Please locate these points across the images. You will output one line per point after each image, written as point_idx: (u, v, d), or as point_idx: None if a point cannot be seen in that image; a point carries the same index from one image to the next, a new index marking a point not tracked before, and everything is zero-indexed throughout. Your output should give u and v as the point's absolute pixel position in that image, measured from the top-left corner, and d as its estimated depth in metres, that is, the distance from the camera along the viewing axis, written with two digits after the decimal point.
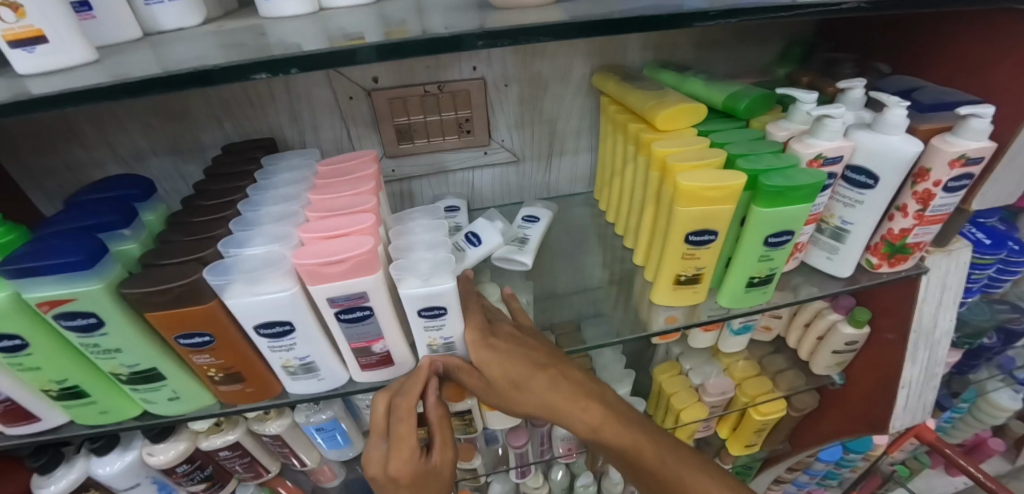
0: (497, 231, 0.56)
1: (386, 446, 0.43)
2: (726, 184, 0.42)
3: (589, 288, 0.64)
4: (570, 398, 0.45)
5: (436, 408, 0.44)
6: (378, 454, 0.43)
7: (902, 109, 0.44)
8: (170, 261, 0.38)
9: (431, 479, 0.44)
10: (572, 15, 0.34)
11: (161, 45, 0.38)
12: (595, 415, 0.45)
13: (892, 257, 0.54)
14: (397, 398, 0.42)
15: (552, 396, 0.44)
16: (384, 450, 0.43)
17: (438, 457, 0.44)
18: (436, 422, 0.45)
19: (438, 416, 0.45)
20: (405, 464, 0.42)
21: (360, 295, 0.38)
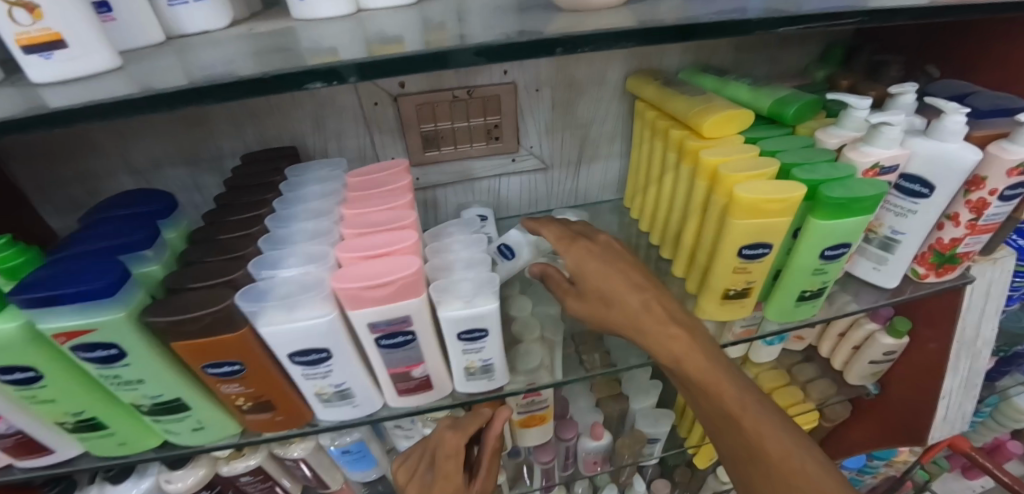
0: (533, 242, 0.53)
1: (431, 478, 0.46)
2: (787, 196, 0.39)
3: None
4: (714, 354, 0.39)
5: (492, 442, 0.47)
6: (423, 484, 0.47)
7: (962, 116, 0.42)
8: (198, 285, 0.35)
9: None
10: (638, 20, 0.32)
11: (188, 51, 0.35)
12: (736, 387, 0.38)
13: (940, 267, 0.52)
14: (447, 434, 0.47)
15: (692, 343, 0.39)
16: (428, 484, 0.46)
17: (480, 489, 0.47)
18: (488, 454, 0.48)
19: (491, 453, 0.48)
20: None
21: (403, 320, 0.35)
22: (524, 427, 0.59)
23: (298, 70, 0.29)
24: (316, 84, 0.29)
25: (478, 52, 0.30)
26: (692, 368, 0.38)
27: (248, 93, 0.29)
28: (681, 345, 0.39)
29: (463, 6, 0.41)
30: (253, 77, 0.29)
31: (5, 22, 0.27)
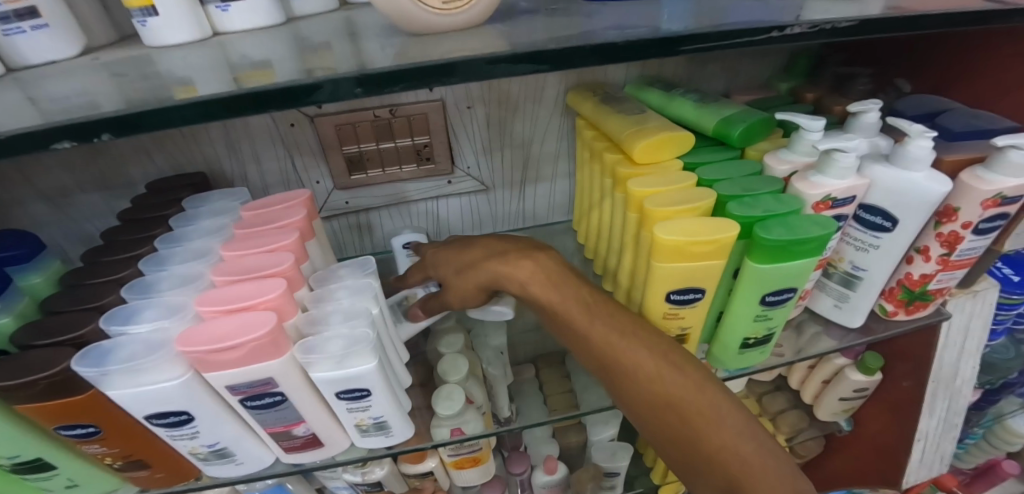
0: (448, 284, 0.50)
1: None
2: (715, 238, 0.35)
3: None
4: (652, 343, 0.35)
5: None
6: None
7: (927, 141, 0.36)
8: (41, 342, 0.32)
9: None
10: (518, 43, 0.27)
11: (29, 82, 0.31)
12: (684, 375, 0.34)
13: (910, 304, 0.47)
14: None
15: (630, 332, 0.35)
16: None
17: None
18: None
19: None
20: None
21: (265, 382, 0.32)
22: (459, 468, 0.56)
23: (38, 128, 0.23)
24: (62, 142, 0.23)
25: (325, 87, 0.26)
26: (633, 362, 0.34)
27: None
28: (617, 336, 0.35)
29: (355, 23, 0.36)
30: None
31: None
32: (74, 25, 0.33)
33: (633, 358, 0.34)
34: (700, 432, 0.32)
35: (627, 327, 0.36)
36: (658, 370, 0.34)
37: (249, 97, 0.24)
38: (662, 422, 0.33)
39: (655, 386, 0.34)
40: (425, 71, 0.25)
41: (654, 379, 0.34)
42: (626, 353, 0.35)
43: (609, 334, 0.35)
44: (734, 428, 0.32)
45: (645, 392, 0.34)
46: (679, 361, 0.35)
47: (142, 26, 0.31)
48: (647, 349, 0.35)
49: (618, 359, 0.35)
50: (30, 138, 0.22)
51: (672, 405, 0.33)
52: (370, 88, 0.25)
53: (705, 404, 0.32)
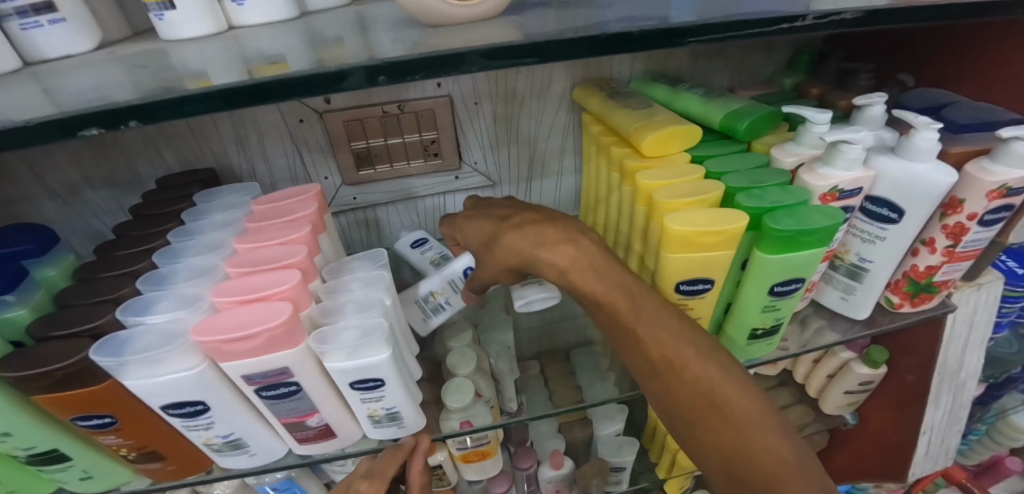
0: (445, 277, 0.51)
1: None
2: (724, 229, 0.35)
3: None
4: (695, 338, 0.34)
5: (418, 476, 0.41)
6: None
7: (933, 132, 0.37)
8: (59, 333, 0.32)
9: None
10: (532, 33, 0.27)
11: (45, 76, 0.32)
12: (727, 373, 0.33)
13: (915, 296, 0.47)
14: (361, 483, 0.40)
15: (674, 327, 0.34)
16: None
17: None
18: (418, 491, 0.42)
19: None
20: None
21: (280, 372, 0.32)
22: (467, 462, 0.56)
23: (66, 115, 0.23)
24: (89, 129, 0.24)
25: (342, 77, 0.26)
26: (677, 356, 0.33)
27: (19, 144, 0.24)
28: (661, 330, 0.34)
29: (366, 18, 0.36)
30: (13, 125, 0.23)
31: None
32: (92, 22, 0.34)
33: (676, 354, 0.33)
34: (736, 432, 0.31)
35: (669, 321, 0.34)
36: (700, 368, 0.33)
37: (270, 85, 0.25)
38: (696, 418, 0.32)
39: (695, 382, 0.33)
40: (441, 61, 0.26)
41: (695, 375, 0.33)
42: (669, 347, 0.33)
43: (652, 326, 0.34)
44: (770, 429, 0.31)
45: (685, 386, 0.33)
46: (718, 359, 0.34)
47: (159, 20, 0.32)
48: (692, 345, 0.33)
49: (660, 352, 0.33)
50: (59, 125, 0.23)
51: (712, 401, 0.32)
52: (388, 77, 0.26)
53: (744, 404, 0.32)
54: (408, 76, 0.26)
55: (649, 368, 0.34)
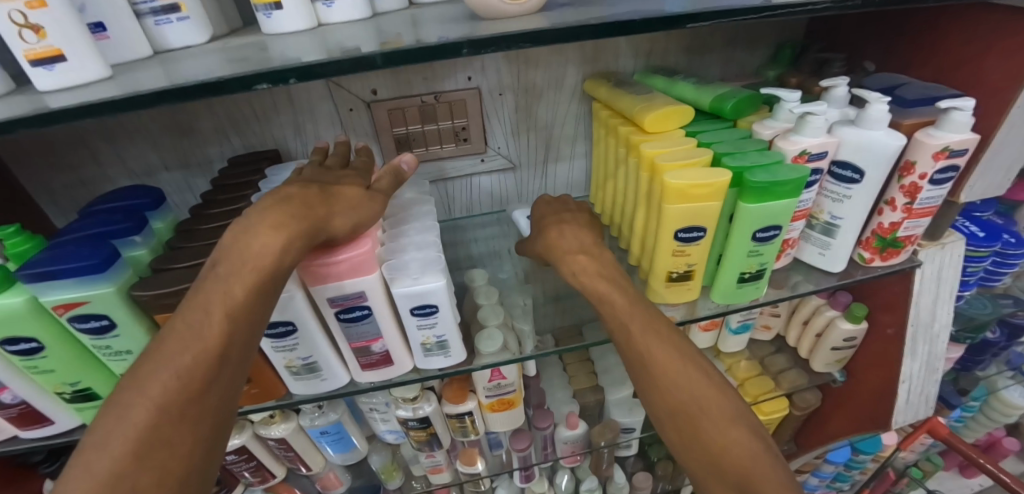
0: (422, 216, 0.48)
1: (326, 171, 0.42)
2: (713, 181, 0.43)
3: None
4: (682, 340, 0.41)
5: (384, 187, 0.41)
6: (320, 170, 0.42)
7: (884, 104, 0.45)
8: (179, 265, 0.40)
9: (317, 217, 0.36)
10: (553, 22, 0.36)
11: (169, 61, 0.40)
12: (717, 391, 0.38)
13: (883, 251, 0.55)
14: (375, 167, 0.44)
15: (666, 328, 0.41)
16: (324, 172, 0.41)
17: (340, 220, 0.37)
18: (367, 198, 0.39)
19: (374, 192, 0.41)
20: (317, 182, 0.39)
21: (357, 295, 0.40)
22: (493, 412, 0.62)
23: (239, 75, 0.32)
24: (262, 85, 0.33)
25: (424, 52, 0.34)
26: (664, 361, 0.39)
27: (193, 97, 0.32)
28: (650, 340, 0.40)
29: (419, 17, 0.45)
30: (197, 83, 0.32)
31: (15, 41, 0.32)
32: (206, 21, 0.42)
33: (671, 367, 0.39)
34: (724, 439, 0.36)
35: (660, 325, 0.41)
36: (689, 377, 0.38)
37: (382, 56, 0.34)
38: (687, 424, 0.37)
39: (686, 392, 0.38)
40: (508, 38, 0.35)
41: (688, 387, 0.38)
42: (665, 362, 0.39)
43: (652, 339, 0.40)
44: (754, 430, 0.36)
45: (673, 389, 0.38)
46: (702, 363, 0.40)
47: (266, 18, 0.40)
48: (686, 362, 0.39)
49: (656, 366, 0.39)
50: (236, 81, 0.32)
51: (700, 400, 0.38)
52: (467, 51, 0.35)
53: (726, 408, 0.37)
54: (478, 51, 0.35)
55: (648, 379, 0.40)
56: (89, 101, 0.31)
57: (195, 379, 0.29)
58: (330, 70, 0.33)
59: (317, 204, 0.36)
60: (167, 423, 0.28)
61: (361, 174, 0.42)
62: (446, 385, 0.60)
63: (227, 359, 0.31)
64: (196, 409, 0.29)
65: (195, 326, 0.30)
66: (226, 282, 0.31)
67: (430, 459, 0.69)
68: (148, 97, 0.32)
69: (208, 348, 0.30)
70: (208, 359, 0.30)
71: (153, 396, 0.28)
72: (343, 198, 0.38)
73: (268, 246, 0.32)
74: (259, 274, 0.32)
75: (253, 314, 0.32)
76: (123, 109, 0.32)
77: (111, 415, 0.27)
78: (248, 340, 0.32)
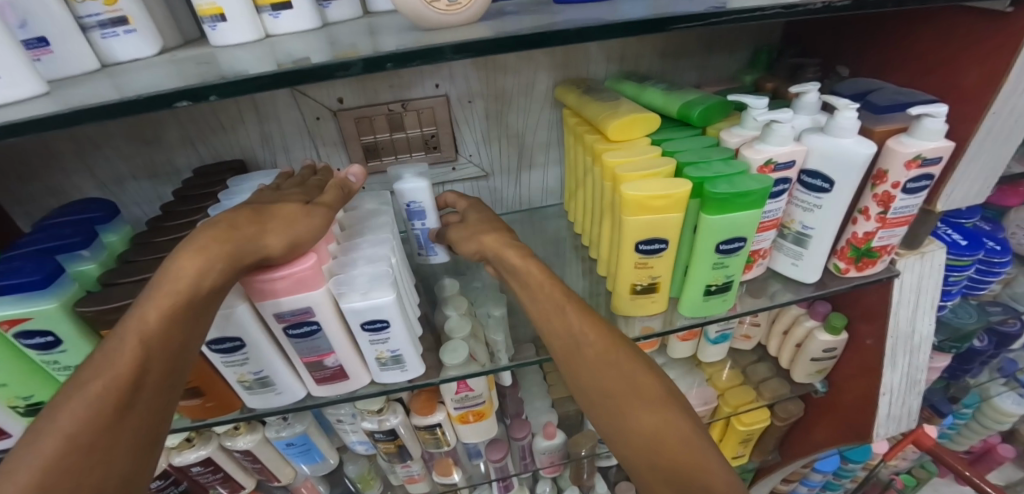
0: (381, 227, 0.48)
1: (275, 191, 0.41)
2: (672, 193, 0.42)
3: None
4: (606, 334, 0.41)
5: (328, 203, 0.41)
6: (267, 192, 0.42)
7: (852, 112, 0.44)
8: (126, 280, 0.40)
9: (246, 236, 0.35)
10: (497, 33, 0.35)
11: (115, 74, 0.39)
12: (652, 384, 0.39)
13: (859, 260, 0.53)
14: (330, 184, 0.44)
15: (591, 330, 0.41)
16: (273, 192, 0.41)
17: (272, 239, 0.36)
18: (304, 215, 0.38)
19: (318, 209, 0.40)
20: (256, 202, 0.38)
21: (305, 310, 0.39)
22: (464, 423, 0.61)
23: (165, 91, 0.31)
24: (183, 101, 0.31)
25: (360, 65, 0.33)
26: (588, 363, 0.40)
27: (118, 114, 0.32)
28: (570, 343, 0.41)
29: (374, 27, 0.44)
30: (123, 100, 0.31)
31: None
32: (156, 33, 0.42)
33: (606, 356, 0.40)
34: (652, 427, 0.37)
35: (584, 327, 0.41)
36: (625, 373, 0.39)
37: (313, 70, 0.33)
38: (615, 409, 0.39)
39: (620, 382, 0.39)
40: (449, 49, 0.34)
41: (625, 378, 0.39)
42: (599, 357, 0.40)
43: (591, 332, 0.41)
44: (676, 416, 0.38)
45: (609, 381, 0.39)
46: (625, 362, 0.40)
47: (212, 30, 0.40)
48: (624, 357, 0.40)
49: (594, 356, 0.40)
50: (162, 97, 0.31)
51: (620, 396, 0.39)
52: (400, 63, 0.33)
53: (650, 401, 0.38)
54: (409, 64, 0.34)
55: (583, 370, 0.40)
56: (18, 120, 0.31)
57: (106, 405, 0.28)
58: (262, 84, 0.33)
59: (246, 225, 0.35)
60: (77, 453, 0.27)
61: (308, 192, 0.42)
62: (414, 397, 0.59)
63: (146, 383, 0.30)
64: (111, 433, 0.28)
65: (111, 354, 0.30)
66: (141, 308, 0.31)
67: (405, 469, 0.68)
68: (75, 114, 0.31)
69: (119, 375, 0.29)
70: (121, 387, 0.29)
71: (63, 426, 0.27)
72: (279, 216, 0.37)
73: (186, 269, 0.32)
74: (174, 298, 0.32)
75: (170, 339, 0.31)
76: (49, 126, 0.31)
77: (20, 447, 0.27)
78: (170, 364, 0.32)
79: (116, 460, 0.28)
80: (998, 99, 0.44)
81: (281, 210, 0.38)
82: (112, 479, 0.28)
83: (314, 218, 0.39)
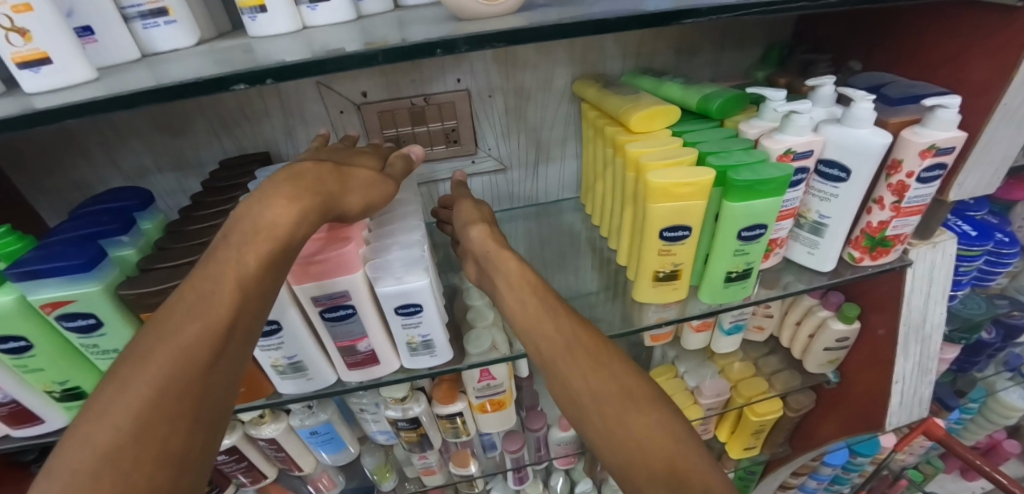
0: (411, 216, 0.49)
1: (337, 151, 0.45)
2: (696, 180, 0.43)
3: (591, 293, 0.61)
4: (596, 337, 0.41)
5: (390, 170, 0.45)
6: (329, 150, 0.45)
7: (868, 102, 0.45)
8: (165, 264, 0.41)
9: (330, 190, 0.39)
10: (532, 23, 0.36)
11: (154, 63, 0.40)
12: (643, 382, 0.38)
13: (873, 250, 0.54)
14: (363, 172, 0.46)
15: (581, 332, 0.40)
16: (334, 151, 0.44)
17: (353, 201, 0.41)
18: (374, 179, 0.43)
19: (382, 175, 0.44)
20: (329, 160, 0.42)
21: (341, 294, 0.40)
22: (484, 412, 0.62)
23: (217, 75, 0.33)
24: (239, 85, 0.33)
25: (402, 51, 0.34)
26: (577, 365, 0.39)
27: (170, 98, 0.33)
28: (561, 345, 0.40)
29: (404, 19, 0.45)
30: (175, 85, 0.32)
31: (2, 45, 0.32)
32: (193, 24, 0.43)
33: (594, 356, 0.39)
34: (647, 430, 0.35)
35: (572, 329, 0.41)
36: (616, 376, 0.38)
37: (357, 56, 0.34)
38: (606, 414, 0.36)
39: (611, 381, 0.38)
40: (487, 37, 0.35)
41: (616, 379, 0.38)
42: (586, 363, 0.39)
43: (583, 335, 0.40)
44: (669, 417, 0.36)
45: (600, 382, 0.37)
46: (615, 362, 0.39)
47: (252, 21, 0.41)
48: (614, 359, 0.39)
49: (581, 360, 0.39)
50: (215, 82, 0.33)
51: (611, 400, 0.37)
52: (446, 50, 0.35)
53: (643, 402, 0.36)
54: (456, 49, 0.35)
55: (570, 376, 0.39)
56: (72, 103, 0.32)
57: (204, 346, 0.30)
58: (306, 70, 0.34)
59: (331, 183, 0.39)
60: (173, 395, 0.29)
61: (368, 156, 0.46)
62: (435, 386, 0.60)
63: (235, 332, 0.32)
64: (202, 378, 0.30)
65: (210, 297, 0.32)
66: (239, 253, 0.33)
67: (423, 461, 0.69)
68: (129, 98, 0.32)
69: (218, 319, 0.31)
70: (215, 333, 0.31)
71: (159, 368, 0.29)
72: (355, 179, 0.41)
73: (281, 216, 0.35)
74: (271, 244, 0.34)
75: (261, 287, 0.34)
76: (103, 109, 0.32)
77: (113, 387, 0.28)
78: (256, 311, 0.34)
79: (203, 405, 0.30)
80: (1008, 91, 0.45)
81: (357, 172, 0.42)
82: (199, 429, 0.29)
83: (383, 185, 0.43)
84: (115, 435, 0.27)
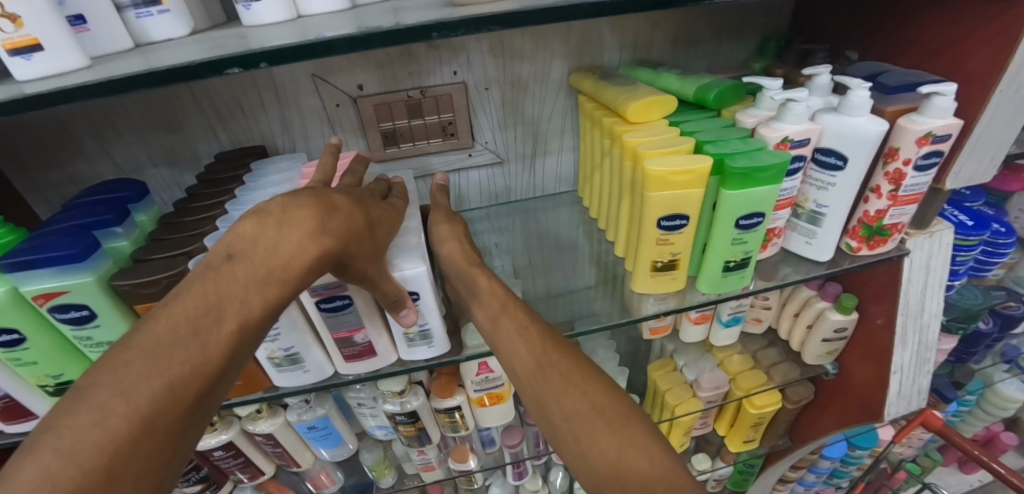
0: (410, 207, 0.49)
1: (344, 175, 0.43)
2: (694, 168, 0.43)
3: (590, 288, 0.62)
4: (568, 355, 0.41)
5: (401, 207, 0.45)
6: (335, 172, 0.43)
7: (865, 90, 0.45)
8: (161, 255, 0.41)
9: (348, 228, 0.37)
10: (528, 6, 0.36)
11: (147, 51, 0.40)
12: (612, 396, 0.39)
13: (870, 239, 0.54)
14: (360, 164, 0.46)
15: (551, 351, 0.41)
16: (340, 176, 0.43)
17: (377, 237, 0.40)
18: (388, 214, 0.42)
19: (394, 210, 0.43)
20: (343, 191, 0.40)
21: (338, 285, 0.40)
22: (483, 406, 0.62)
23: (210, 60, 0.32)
24: (232, 69, 0.32)
25: (397, 36, 0.34)
26: (548, 389, 0.39)
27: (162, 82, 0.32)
28: (532, 366, 0.41)
29: (400, 6, 0.44)
30: (168, 69, 0.32)
31: None
32: (188, 14, 0.42)
33: (566, 372, 0.40)
34: (613, 449, 0.36)
35: (544, 350, 0.41)
36: (587, 395, 0.39)
37: (351, 40, 0.33)
38: (577, 434, 0.37)
39: (582, 400, 0.39)
40: (482, 21, 0.35)
41: (588, 398, 0.39)
42: (556, 383, 0.40)
43: (555, 354, 0.41)
44: (642, 434, 0.37)
45: (571, 400, 0.38)
46: (588, 381, 0.40)
47: (245, 9, 0.41)
48: (586, 378, 0.40)
49: (553, 379, 0.40)
50: (207, 66, 0.32)
51: (583, 418, 0.38)
52: (441, 34, 0.34)
53: (612, 420, 0.37)
54: (453, 34, 0.35)
55: (543, 396, 0.40)
56: (63, 88, 0.32)
57: (192, 388, 0.30)
58: (298, 55, 0.33)
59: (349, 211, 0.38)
60: (147, 436, 0.28)
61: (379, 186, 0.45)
62: (434, 379, 0.60)
63: (222, 378, 0.32)
64: (182, 419, 0.29)
65: (201, 333, 0.30)
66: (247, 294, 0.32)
67: (422, 456, 0.69)
68: (121, 84, 0.32)
69: (210, 363, 0.30)
70: (206, 375, 0.30)
71: (134, 408, 0.27)
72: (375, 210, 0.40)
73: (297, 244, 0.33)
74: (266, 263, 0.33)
75: (258, 330, 0.33)
76: (94, 94, 0.32)
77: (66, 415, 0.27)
78: (245, 351, 0.33)
79: (174, 452, 0.29)
80: (1004, 78, 0.45)
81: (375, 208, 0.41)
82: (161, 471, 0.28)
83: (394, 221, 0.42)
84: (78, 478, 0.25)
